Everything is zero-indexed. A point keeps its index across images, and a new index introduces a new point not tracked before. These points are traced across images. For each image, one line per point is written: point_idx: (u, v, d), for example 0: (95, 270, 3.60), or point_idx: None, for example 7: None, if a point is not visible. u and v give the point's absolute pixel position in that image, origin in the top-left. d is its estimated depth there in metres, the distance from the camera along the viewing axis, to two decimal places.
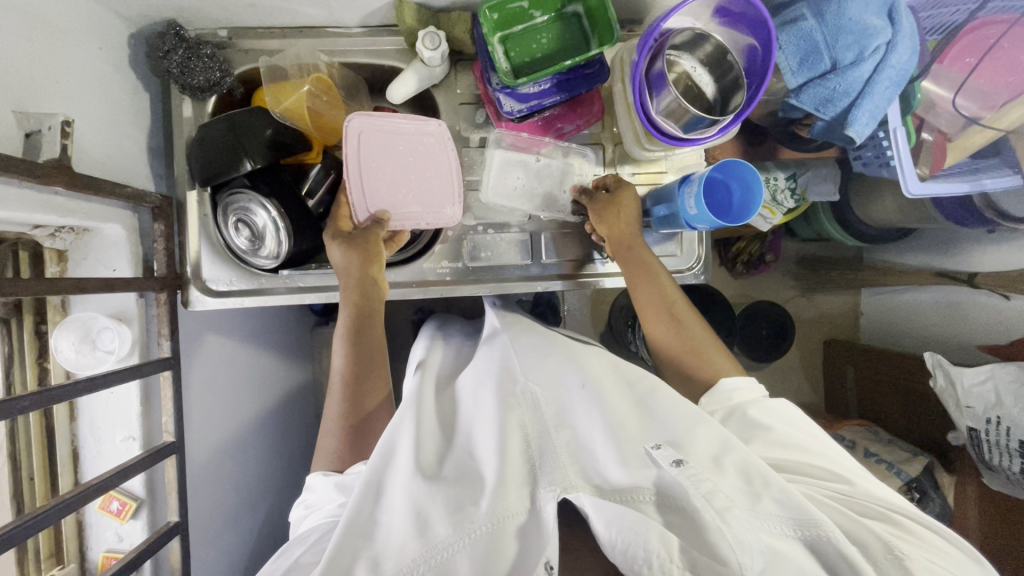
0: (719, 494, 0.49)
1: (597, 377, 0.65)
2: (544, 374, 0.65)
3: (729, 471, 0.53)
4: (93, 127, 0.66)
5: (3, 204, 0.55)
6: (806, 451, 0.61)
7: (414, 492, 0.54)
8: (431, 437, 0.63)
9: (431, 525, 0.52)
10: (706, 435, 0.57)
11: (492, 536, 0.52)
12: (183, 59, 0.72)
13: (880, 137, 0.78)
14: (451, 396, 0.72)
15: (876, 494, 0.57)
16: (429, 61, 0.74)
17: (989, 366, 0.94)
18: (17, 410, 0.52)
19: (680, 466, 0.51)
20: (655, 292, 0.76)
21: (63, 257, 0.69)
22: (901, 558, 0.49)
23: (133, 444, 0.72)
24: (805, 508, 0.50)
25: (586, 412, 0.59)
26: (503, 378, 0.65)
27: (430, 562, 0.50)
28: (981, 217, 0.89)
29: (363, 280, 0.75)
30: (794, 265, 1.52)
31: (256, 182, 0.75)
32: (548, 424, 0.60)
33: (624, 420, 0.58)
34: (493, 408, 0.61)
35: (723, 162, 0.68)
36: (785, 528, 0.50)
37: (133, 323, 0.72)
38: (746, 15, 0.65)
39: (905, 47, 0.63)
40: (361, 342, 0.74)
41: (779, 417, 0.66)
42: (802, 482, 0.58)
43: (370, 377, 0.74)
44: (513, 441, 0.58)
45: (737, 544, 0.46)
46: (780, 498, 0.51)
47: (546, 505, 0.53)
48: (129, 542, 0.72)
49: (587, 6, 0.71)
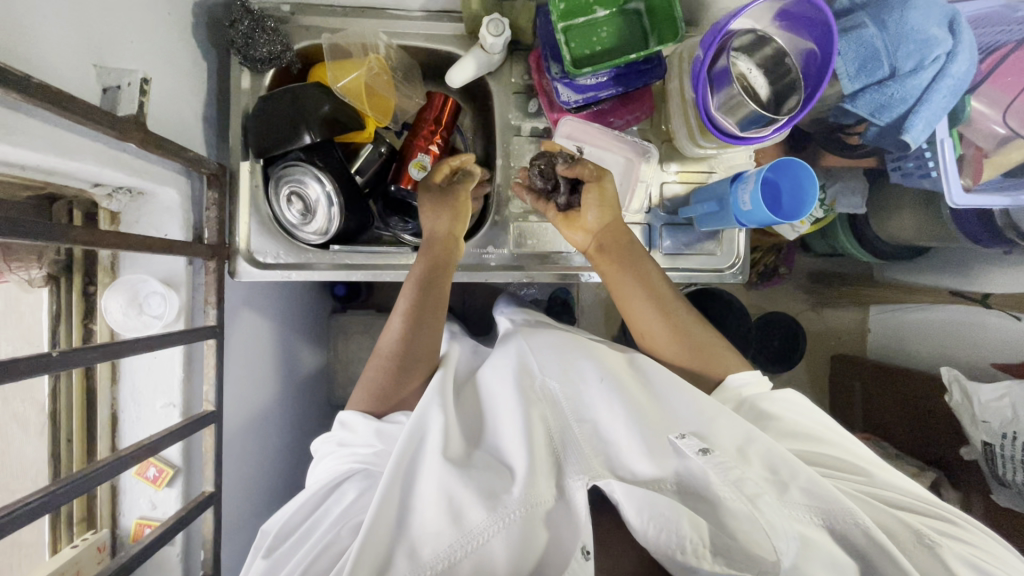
0: (749, 481, 0.52)
1: (614, 369, 0.66)
2: (559, 368, 0.67)
3: (754, 461, 0.55)
4: (161, 89, 0.66)
5: (79, 156, 0.55)
6: (829, 443, 0.63)
7: (445, 479, 0.56)
8: (456, 430, 0.64)
9: (464, 511, 0.54)
10: (728, 426, 0.58)
11: (524, 522, 0.54)
12: (249, 30, 0.72)
13: (925, 147, 0.80)
14: (475, 394, 0.71)
15: (896, 484, 0.59)
16: (490, 47, 0.74)
17: (1005, 384, 0.98)
18: (81, 361, 0.52)
19: (706, 455, 0.54)
20: (641, 281, 0.74)
21: (116, 219, 0.69)
22: (934, 548, 0.53)
23: (173, 411, 0.71)
24: (830, 498, 0.52)
25: (606, 403, 0.62)
26: (519, 372, 0.67)
27: (467, 548, 0.53)
28: (1001, 236, 0.92)
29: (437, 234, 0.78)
30: (805, 279, 1.54)
31: (312, 157, 0.76)
32: (570, 419, 0.62)
33: (644, 409, 0.61)
34: (515, 402, 0.63)
35: (777, 162, 0.69)
36: (812, 517, 0.53)
37: (181, 290, 0.71)
38: (808, 18, 0.67)
39: (964, 58, 0.64)
40: (428, 292, 0.74)
41: (784, 402, 0.66)
42: (833, 474, 0.60)
43: (432, 310, 0.74)
44: (538, 434, 0.60)
45: (770, 528, 0.49)
46: (807, 487, 0.53)
47: (575, 493, 0.56)
48: (163, 510, 0.71)
49: (649, 3, 0.72)
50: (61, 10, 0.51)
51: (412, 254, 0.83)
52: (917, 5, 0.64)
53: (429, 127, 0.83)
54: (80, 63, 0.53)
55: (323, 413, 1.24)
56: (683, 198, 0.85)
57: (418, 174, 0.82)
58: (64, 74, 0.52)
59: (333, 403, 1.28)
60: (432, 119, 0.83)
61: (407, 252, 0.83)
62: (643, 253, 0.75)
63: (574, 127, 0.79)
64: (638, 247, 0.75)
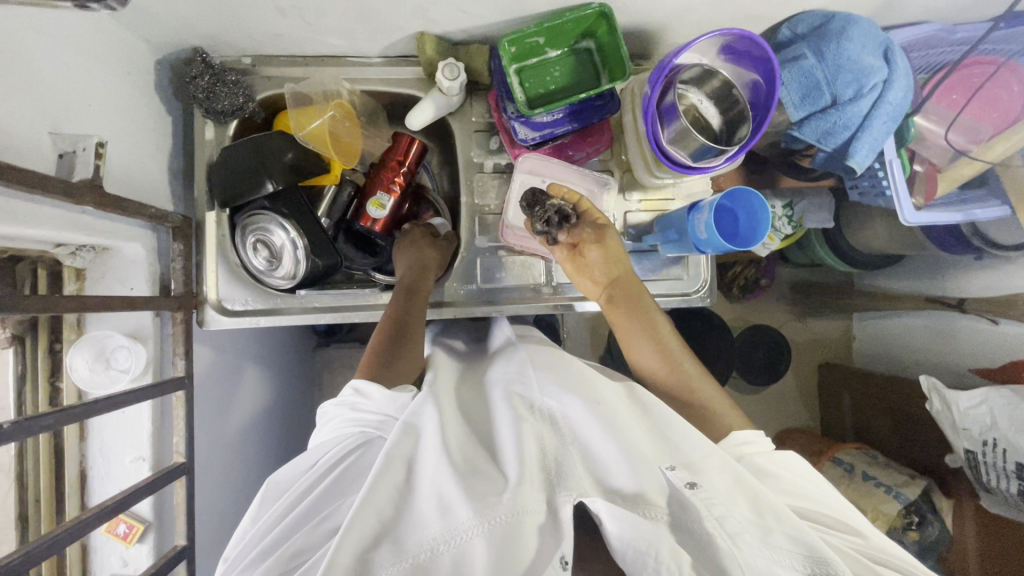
0: (731, 519, 0.51)
1: (610, 401, 0.62)
2: (557, 388, 0.64)
3: (740, 498, 0.54)
4: (121, 148, 0.67)
5: (35, 223, 0.56)
6: (824, 502, 0.60)
7: (438, 477, 0.54)
8: (455, 430, 0.61)
9: (453, 507, 0.51)
10: (718, 464, 0.57)
11: (510, 527, 0.51)
12: (209, 84, 0.74)
13: (875, 167, 0.82)
14: (473, 400, 0.69)
15: (890, 549, 0.56)
16: (447, 90, 0.77)
17: (981, 391, 0.95)
18: (37, 429, 0.50)
19: (693, 489, 0.53)
20: (647, 332, 0.74)
21: (81, 276, 0.69)
22: None
23: (143, 465, 0.71)
24: (813, 546, 0.51)
25: (598, 432, 0.58)
26: (513, 395, 0.64)
27: (451, 543, 0.50)
28: (968, 244, 0.93)
29: (415, 278, 0.79)
30: (787, 290, 1.55)
31: (276, 203, 0.77)
32: (564, 439, 0.60)
33: (638, 441, 0.58)
34: (508, 419, 0.60)
35: (730, 190, 0.71)
36: (794, 562, 0.51)
37: (148, 343, 0.72)
38: (751, 53, 0.68)
39: (900, 86, 0.68)
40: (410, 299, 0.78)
41: (784, 462, 0.63)
42: (822, 529, 0.57)
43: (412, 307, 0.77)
44: (529, 449, 0.57)
45: (749, 568, 0.48)
46: (791, 533, 0.52)
47: (562, 508, 0.52)
48: (134, 567, 0.70)
49: (599, 42, 0.74)
50: (13, 85, 0.52)
51: (381, 293, 0.84)
52: (852, 37, 0.66)
53: (393, 168, 0.83)
54: (34, 133, 0.55)
55: None
56: (648, 226, 0.87)
57: (377, 212, 0.83)
58: (17, 145, 0.53)
59: None
60: (396, 160, 0.83)
61: (377, 291, 0.84)
62: (650, 305, 0.75)
63: (535, 161, 0.80)
64: (647, 299, 0.75)
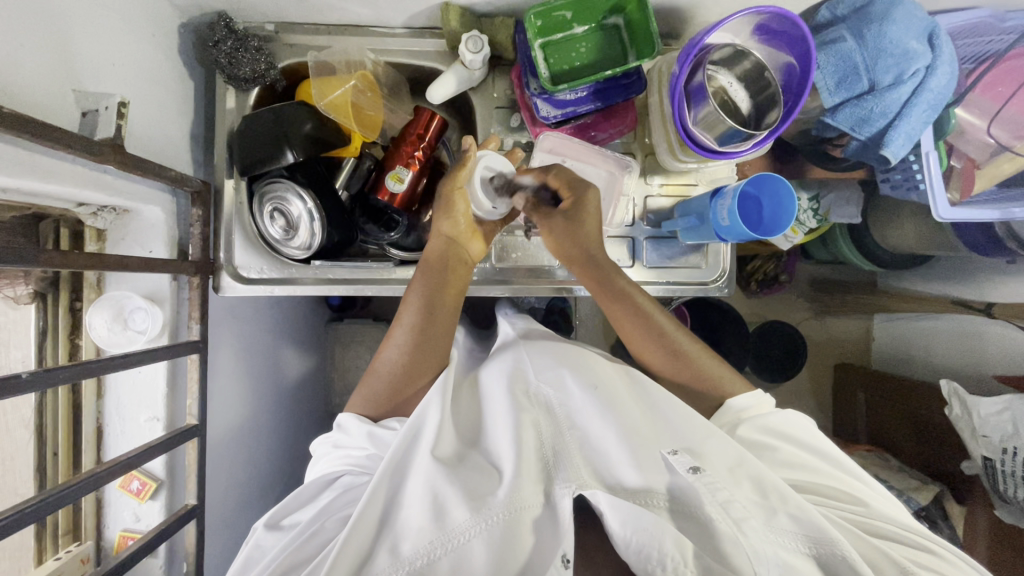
0: (736, 503, 0.50)
1: (609, 383, 0.66)
2: (555, 374, 0.67)
3: (743, 482, 0.54)
4: (142, 111, 0.67)
5: (56, 179, 0.56)
6: (822, 471, 0.62)
7: (432, 476, 0.54)
8: (453, 432, 0.63)
9: (449, 509, 0.52)
10: (721, 446, 0.57)
11: (506, 526, 0.52)
12: (232, 49, 0.73)
13: (911, 160, 0.79)
14: (472, 395, 0.71)
15: (889, 515, 0.58)
16: (470, 64, 0.75)
17: (1005, 397, 0.91)
18: (53, 380, 0.51)
19: (697, 473, 0.52)
20: (643, 325, 0.73)
21: (102, 236, 0.70)
22: None
23: (157, 425, 0.73)
24: (821, 527, 0.50)
25: (598, 414, 0.60)
26: (514, 378, 0.67)
27: (447, 547, 0.50)
28: (1003, 247, 0.89)
29: (444, 258, 0.74)
30: (807, 287, 1.48)
31: (293, 173, 0.78)
32: (561, 426, 0.61)
33: (637, 425, 0.60)
34: (507, 406, 0.62)
35: (757, 177, 0.68)
36: (797, 544, 0.51)
37: (165, 305, 0.73)
38: (788, 34, 0.66)
39: (943, 72, 0.65)
40: (435, 285, 0.72)
41: (785, 429, 0.64)
42: (822, 503, 0.59)
43: (442, 287, 0.72)
44: (528, 439, 0.58)
45: (752, 552, 0.48)
46: (796, 514, 0.51)
47: (560, 500, 0.53)
48: (146, 523, 0.73)
49: (627, 18, 0.72)
50: (37, 42, 0.52)
51: (395, 268, 0.84)
52: (896, 19, 0.63)
53: (412, 141, 0.82)
54: (60, 90, 0.55)
55: (320, 421, 1.22)
56: (670, 211, 0.85)
57: (395, 186, 0.81)
58: (42, 102, 0.53)
59: (330, 413, 1.25)
60: (415, 134, 0.82)
61: (392, 266, 0.84)
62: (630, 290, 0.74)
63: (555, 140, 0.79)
64: (625, 285, 0.74)
